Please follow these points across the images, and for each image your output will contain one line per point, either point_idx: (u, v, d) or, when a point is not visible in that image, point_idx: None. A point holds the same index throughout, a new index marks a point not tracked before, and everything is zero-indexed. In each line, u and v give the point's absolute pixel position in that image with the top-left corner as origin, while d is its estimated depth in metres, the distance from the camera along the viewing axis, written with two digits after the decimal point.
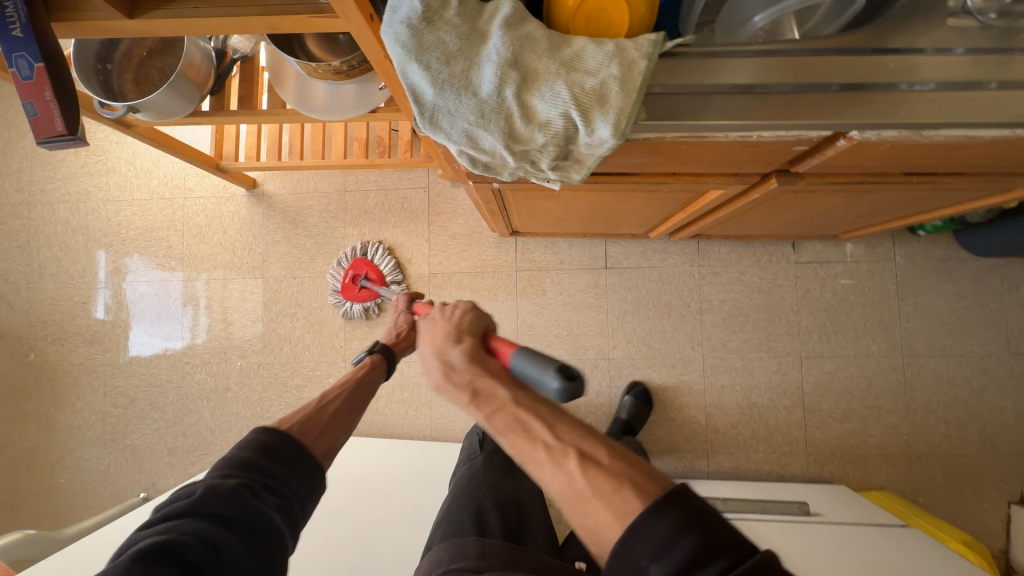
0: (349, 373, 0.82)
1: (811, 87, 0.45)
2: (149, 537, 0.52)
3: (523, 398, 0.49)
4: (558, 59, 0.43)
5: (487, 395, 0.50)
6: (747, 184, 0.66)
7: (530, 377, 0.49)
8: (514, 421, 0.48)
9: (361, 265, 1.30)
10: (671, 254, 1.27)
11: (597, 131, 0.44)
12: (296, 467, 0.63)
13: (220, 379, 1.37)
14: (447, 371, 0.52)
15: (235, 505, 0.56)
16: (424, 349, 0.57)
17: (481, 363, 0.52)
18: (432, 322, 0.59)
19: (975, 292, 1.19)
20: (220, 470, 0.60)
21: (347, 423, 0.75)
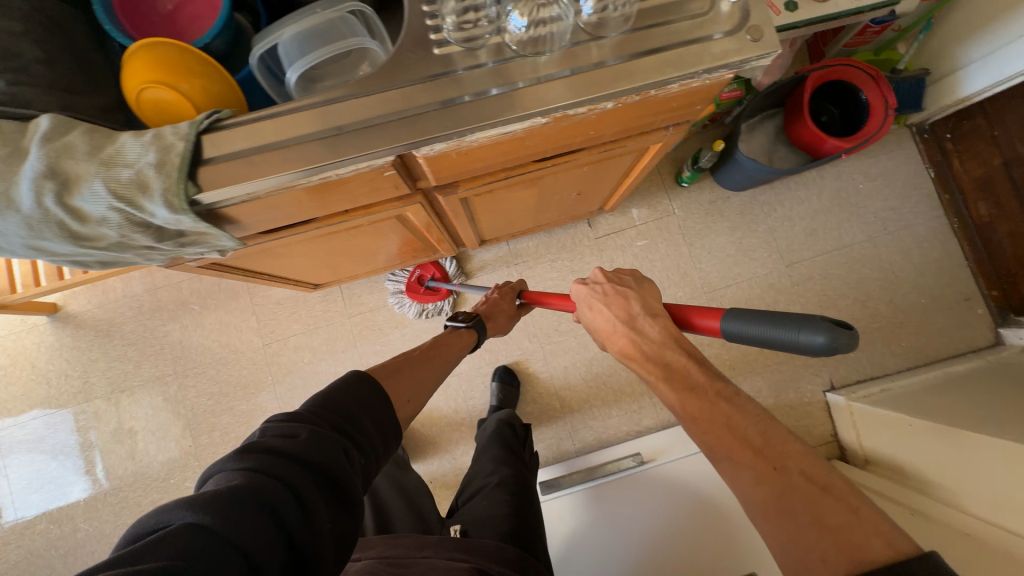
0: (446, 336, 0.91)
1: (348, 125, 0.51)
2: (242, 472, 0.43)
3: (715, 388, 0.58)
4: (98, 158, 0.46)
5: (675, 374, 0.61)
6: (423, 202, 0.72)
7: (755, 334, 0.54)
8: (707, 412, 0.56)
9: (430, 266, 1.29)
10: (487, 261, 1.34)
11: (156, 211, 0.48)
12: (375, 423, 0.57)
13: (66, 522, 1.26)
14: (636, 343, 0.66)
15: (325, 454, 0.47)
16: (608, 317, 0.70)
17: (667, 337, 0.65)
18: (601, 299, 0.72)
19: (745, 222, 1.36)
20: (323, 416, 0.52)
21: (427, 391, 0.76)
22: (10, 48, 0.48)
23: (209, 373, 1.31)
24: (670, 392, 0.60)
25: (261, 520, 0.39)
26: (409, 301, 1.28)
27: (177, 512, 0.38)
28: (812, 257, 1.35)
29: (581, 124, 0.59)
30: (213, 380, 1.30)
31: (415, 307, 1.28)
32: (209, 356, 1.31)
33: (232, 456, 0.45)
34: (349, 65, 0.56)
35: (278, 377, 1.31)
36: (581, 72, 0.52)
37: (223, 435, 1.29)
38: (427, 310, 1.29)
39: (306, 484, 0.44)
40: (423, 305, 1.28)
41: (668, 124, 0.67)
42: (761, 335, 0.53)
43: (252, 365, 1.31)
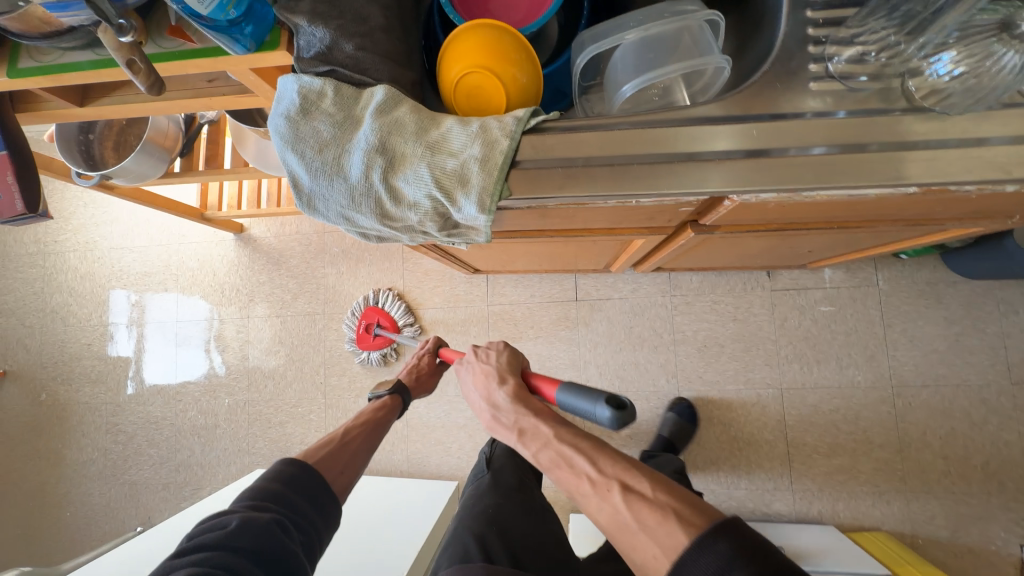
0: (363, 412, 0.84)
1: (677, 155, 0.44)
2: (183, 570, 0.50)
3: (558, 437, 0.54)
4: (425, 142, 0.44)
5: (531, 434, 0.55)
6: (667, 234, 0.65)
7: (573, 406, 0.53)
8: (557, 459, 0.53)
9: (375, 314, 1.33)
10: (642, 285, 1.25)
11: (464, 208, 0.45)
12: (317, 506, 0.64)
13: (210, 416, 1.43)
14: (495, 412, 0.59)
15: (263, 532, 0.55)
16: (473, 389, 0.63)
17: (524, 404, 0.57)
18: (468, 368, 0.65)
19: (969, 317, 1.12)
20: (251, 504, 0.59)
21: (356, 465, 0.75)
22: (363, 12, 0.48)
23: None
24: (526, 448, 0.55)
25: None
26: (364, 350, 1.32)
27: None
28: None
29: (942, 200, 0.46)
30: (353, 330, 1.38)
31: (374, 354, 1.32)
32: (354, 306, 1.38)
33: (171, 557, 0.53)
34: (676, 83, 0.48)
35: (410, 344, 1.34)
36: (1002, 144, 0.40)
37: (350, 382, 1.36)
38: (386, 355, 1.32)
39: (245, 564, 0.52)
40: (381, 351, 1.31)
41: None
42: (573, 407, 0.53)
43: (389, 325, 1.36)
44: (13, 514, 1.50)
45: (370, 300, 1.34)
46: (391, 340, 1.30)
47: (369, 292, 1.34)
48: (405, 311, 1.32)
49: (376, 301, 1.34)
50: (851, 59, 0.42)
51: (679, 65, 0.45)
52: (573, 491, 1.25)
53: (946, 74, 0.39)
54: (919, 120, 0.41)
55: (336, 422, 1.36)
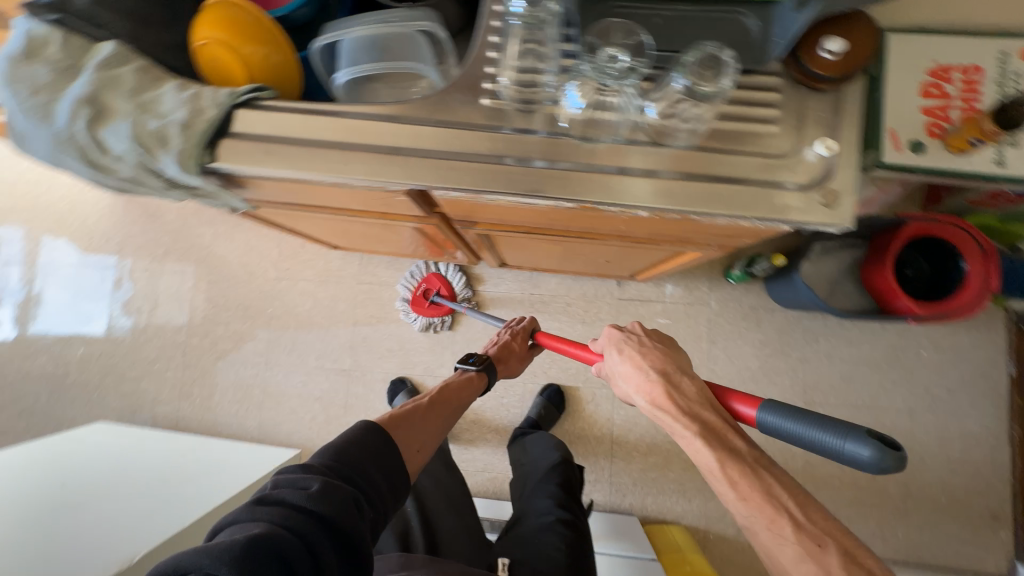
0: (448, 384, 0.94)
1: (372, 146, 0.49)
2: (261, 522, 0.57)
3: (755, 457, 0.56)
4: (136, 101, 0.48)
5: (717, 441, 0.57)
6: (442, 226, 0.71)
7: (791, 433, 0.52)
8: (766, 484, 0.54)
9: (436, 281, 1.30)
10: (505, 279, 1.32)
11: (167, 165, 0.48)
12: (385, 473, 0.71)
13: (62, 364, 1.39)
14: (669, 401, 0.61)
15: (340, 505, 0.61)
16: (637, 366, 0.65)
17: (710, 403, 0.60)
18: (617, 347, 0.69)
19: (779, 341, 1.26)
20: (330, 471, 0.65)
21: (434, 434, 0.84)
22: None
23: (222, 285, 1.37)
24: (704, 454, 0.56)
25: (276, 568, 0.53)
26: (416, 315, 1.29)
27: (222, 547, 0.53)
28: (835, 405, 1.23)
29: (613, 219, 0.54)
30: (222, 293, 1.37)
31: (421, 320, 1.29)
32: (226, 269, 1.38)
33: (258, 500, 0.61)
34: (404, 81, 0.55)
35: (277, 313, 1.36)
36: (623, 172, 0.48)
37: (213, 344, 1.36)
38: (433, 324, 1.29)
39: (314, 535, 0.58)
40: (430, 319, 1.29)
41: (716, 243, 0.61)
42: (795, 435, 0.52)
43: (259, 292, 1.36)
44: None
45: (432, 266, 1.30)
46: (446, 310, 1.28)
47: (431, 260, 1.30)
48: (466, 283, 1.29)
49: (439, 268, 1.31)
50: (515, 82, 0.48)
51: (383, 64, 0.52)
52: None
53: (575, 104, 0.46)
54: (562, 144, 0.48)
55: (193, 382, 1.36)
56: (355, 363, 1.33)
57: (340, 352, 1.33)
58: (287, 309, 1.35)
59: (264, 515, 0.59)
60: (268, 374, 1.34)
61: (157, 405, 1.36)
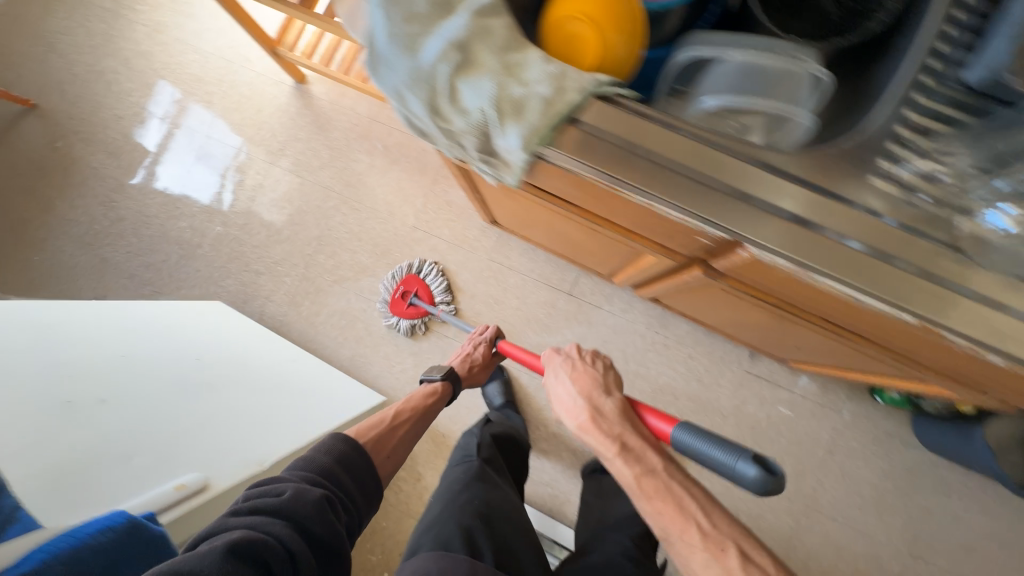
0: (414, 395, 0.98)
1: (727, 188, 0.45)
2: (238, 529, 0.60)
3: (669, 472, 0.71)
4: (502, 60, 0.45)
5: (632, 453, 0.72)
6: (675, 262, 0.66)
7: (699, 452, 0.69)
8: (673, 495, 0.69)
9: (412, 281, 1.31)
10: (634, 309, 1.26)
11: (507, 136, 0.45)
12: (356, 479, 0.77)
13: (197, 235, 1.45)
14: (595, 420, 0.76)
15: (314, 506, 0.66)
16: (571, 389, 0.81)
17: (629, 425, 0.76)
18: (555, 373, 0.86)
19: (904, 480, 1.14)
20: (302, 479, 0.70)
21: (396, 433, 0.89)
22: None
23: (361, 214, 1.39)
24: (623, 464, 0.71)
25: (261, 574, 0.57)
26: (395, 316, 1.30)
27: (196, 558, 0.54)
28: (944, 570, 1.11)
29: (926, 342, 0.49)
30: (359, 222, 1.39)
31: (404, 322, 1.30)
32: (369, 201, 1.39)
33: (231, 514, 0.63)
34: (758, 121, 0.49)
35: (402, 259, 1.36)
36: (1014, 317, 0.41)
37: (334, 267, 1.39)
38: (416, 326, 1.30)
39: (292, 534, 0.62)
40: (412, 321, 1.30)
41: (995, 393, 0.56)
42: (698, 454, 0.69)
43: (393, 234, 1.37)
44: None
45: (411, 266, 1.32)
46: (424, 313, 1.29)
47: (413, 259, 1.32)
48: (443, 287, 1.30)
49: (417, 269, 1.32)
50: (924, 174, 0.45)
51: (762, 100, 0.47)
52: None
53: (999, 226, 0.42)
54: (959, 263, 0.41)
55: (304, 295, 1.39)
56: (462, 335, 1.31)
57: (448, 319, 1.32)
58: (413, 259, 1.35)
59: (240, 524, 0.61)
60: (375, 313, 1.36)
61: (266, 303, 1.40)
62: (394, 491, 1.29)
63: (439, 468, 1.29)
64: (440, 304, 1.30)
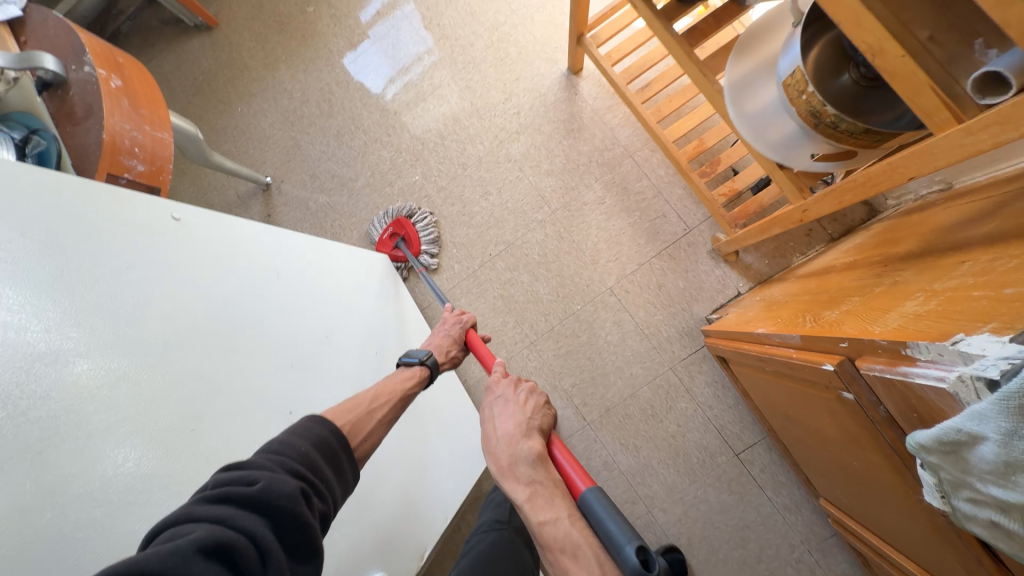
0: (392, 375, 0.78)
1: None
2: (202, 524, 0.44)
3: (573, 520, 0.59)
4: None
5: (544, 501, 0.61)
6: None
7: (598, 523, 0.57)
8: (566, 544, 0.56)
9: (404, 225, 1.26)
10: (799, 514, 1.07)
11: None
12: (336, 470, 0.59)
13: (392, 171, 1.34)
14: (512, 464, 0.66)
15: (291, 499, 0.49)
16: (502, 424, 0.72)
17: (542, 471, 0.65)
18: (489, 411, 0.76)
19: None
20: (278, 465, 0.52)
21: (373, 414, 0.68)
22: None
23: (562, 244, 1.23)
24: (534, 512, 0.60)
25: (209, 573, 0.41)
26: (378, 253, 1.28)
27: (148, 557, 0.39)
28: None
29: None
30: (556, 251, 1.23)
31: None
32: (578, 237, 1.22)
33: (196, 501, 0.46)
34: None
35: (580, 314, 1.20)
36: None
37: (507, 280, 1.25)
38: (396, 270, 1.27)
39: (266, 533, 0.47)
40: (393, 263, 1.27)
41: None
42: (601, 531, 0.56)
43: (585, 283, 1.21)
44: (207, 59, 1.50)
45: (408, 210, 1.27)
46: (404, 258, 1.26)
47: (408, 204, 1.28)
48: (433, 235, 1.27)
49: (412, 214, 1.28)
50: None
51: None
52: None
53: None
54: None
55: (464, 291, 1.27)
56: (600, 428, 1.17)
57: (593, 404, 1.17)
58: (590, 321, 1.20)
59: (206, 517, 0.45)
60: (522, 351, 1.22)
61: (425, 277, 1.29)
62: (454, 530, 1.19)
63: None
64: (423, 255, 1.27)
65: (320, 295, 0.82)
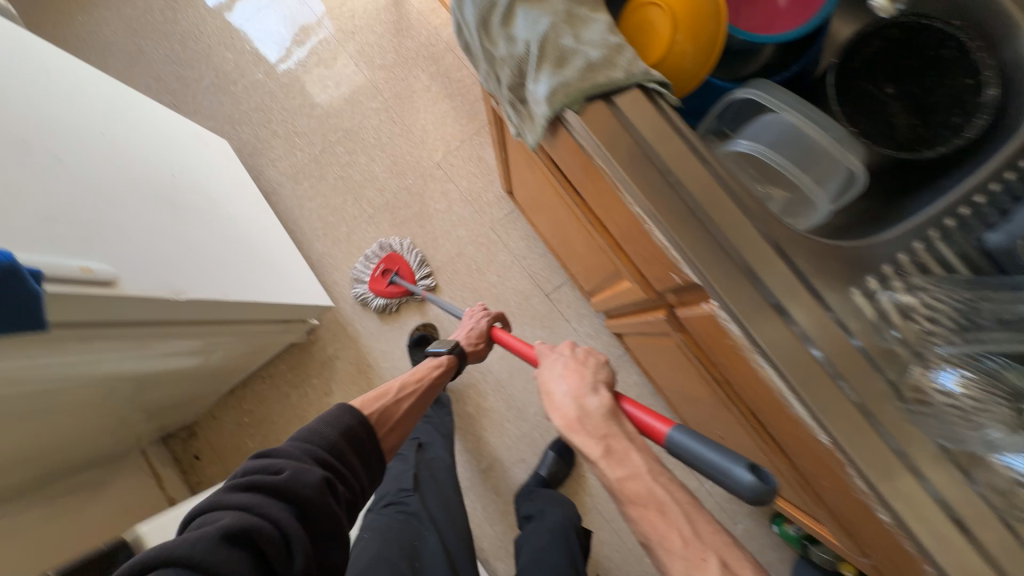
0: (422, 365, 0.89)
1: (715, 229, 0.44)
2: (230, 512, 0.50)
3: (655, 475, 0.52)
4: (569, 9, 0.43)
5: (619, 457, 0.53)
6: (647, 298, 0.64)
7: (694, 456, 0.48)
8: (649, 500, 0.50)
9: (395, 261, 1.26)
10: (598, 338, 1.25)
11: (537, 81, 0.44)
12: (363, 460, 0.66)
13: (237, 72, 1.42)
14: (582, 417, 0.57)
15: (317, 489, 0.54)
16: (565, 379, 0.62)
17: (617, 426, 0.56)
18: (548, 371, 0.65)
19: None
20: (306, 454, 0.59)
21: (401, 404, 0.78)
22: None
23: (395, 128, 1.36)
24: (612, 470, 0.52)
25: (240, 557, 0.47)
26: (371, 293, 1.26)
27: (183, 541, 0.46)
28: None
29: (835, 478, 0.47)
30: (391, 135, 1.36)
31: (378, 301, 1.26)
32: (409, 122, 1.36)
33: (229, 488, 0.53)
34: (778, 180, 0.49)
35: (413, 188, 1.33)
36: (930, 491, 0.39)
37: (347, 164, 1.36)
38: (388, 308, 1.27)
39: (290, 519, 0.51)
40: (388, 301, 1.26)
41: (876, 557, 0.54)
42: (701, 461, 0.48)
43: (417, 161, 1.34)
44: None
45: (393, 244, 1.28)
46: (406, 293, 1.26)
47: (399, 239, 1.29)
48: (422, 262, 1.27)
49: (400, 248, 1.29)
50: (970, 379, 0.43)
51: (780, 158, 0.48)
52: None
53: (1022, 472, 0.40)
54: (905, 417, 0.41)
55: (307, 176, 1.36)
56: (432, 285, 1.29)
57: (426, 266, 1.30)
58: (422, 195, 1.33)
59: (236, 504, 0.51)
60: (362, 225, 1.33)
61: (269, 166, 1.37)
62: (299, 395, 1.29)
63: (350, 393, 1.28)
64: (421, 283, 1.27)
65: (98, 107, 0.83)
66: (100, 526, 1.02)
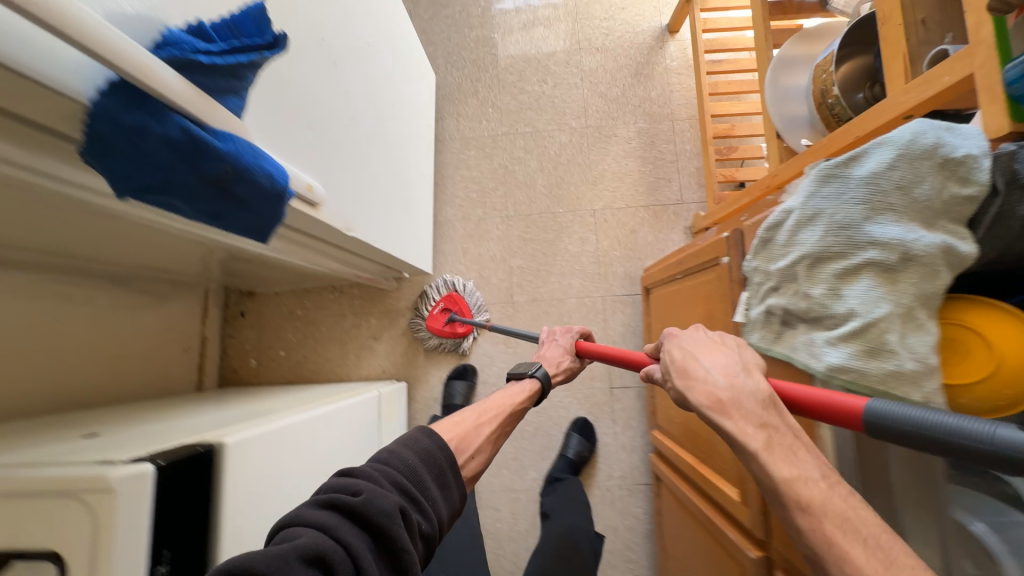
0: (505, 390, 0.79)
1: None
2: (308, 531, 0.44)
3: (829, 482, 0.41)
4: (913, 306, 0.39)
5: (784, 450, 0.42)
6: (746, 526, 0.64)
7: (913, 419, 0.35)
8: (835, 515, 0.39)
9: (455, 300, 1.27)
10: (629, 453, 1.23)
11: (832, 347, 0.42)
12: (440, 487, 0.56)
13: (479, 21, 1.43)
14: (733, 400, 0.45)
15: (393, 512, 0.47)
16: (710, 358, 0.50)
17: (776, 412, 0.44)
18: (684, 349, 0.54)
19: None
20: (382, 475, 0.51)
21: (480, 431, 0.66)
22: None
23: (578, 156, 1.35)
24: (776, 465, 0.41)
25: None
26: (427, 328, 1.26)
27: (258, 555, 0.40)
28: None
29: None
30: (571, 159, 1.35)
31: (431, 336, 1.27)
32: (594, 159, 1.34)
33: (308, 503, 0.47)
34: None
35: (559, 217, 1.32)
36: None
37: (518, 158, 1.36)
38: (439, 343, 1.27)
39: (366, 547, 0.45)
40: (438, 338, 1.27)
41: None
42: (927, 436, 0.34)
43: (577, 196, 1.33)
44: None
45: (457, 284, 1.27)
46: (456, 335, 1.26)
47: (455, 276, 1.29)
48: (480, 307, 1.27)
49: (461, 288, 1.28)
50: None
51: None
52: (424, 381, 1.30)
53: None
54: None
55: (478, 146, 1.37)
56: (520, 310, 1.29)
57: (526, 290, 1.30)
58: (563, 228, 1.32)
59: (311, 522, 0.45)
60: (496, 218, 1.34)
61: (453, 118, 1.39)
62: (353, 321, 1.33)
63: (394, 350, 1.32)
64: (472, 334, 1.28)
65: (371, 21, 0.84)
66: (145, 336, 1.09)
